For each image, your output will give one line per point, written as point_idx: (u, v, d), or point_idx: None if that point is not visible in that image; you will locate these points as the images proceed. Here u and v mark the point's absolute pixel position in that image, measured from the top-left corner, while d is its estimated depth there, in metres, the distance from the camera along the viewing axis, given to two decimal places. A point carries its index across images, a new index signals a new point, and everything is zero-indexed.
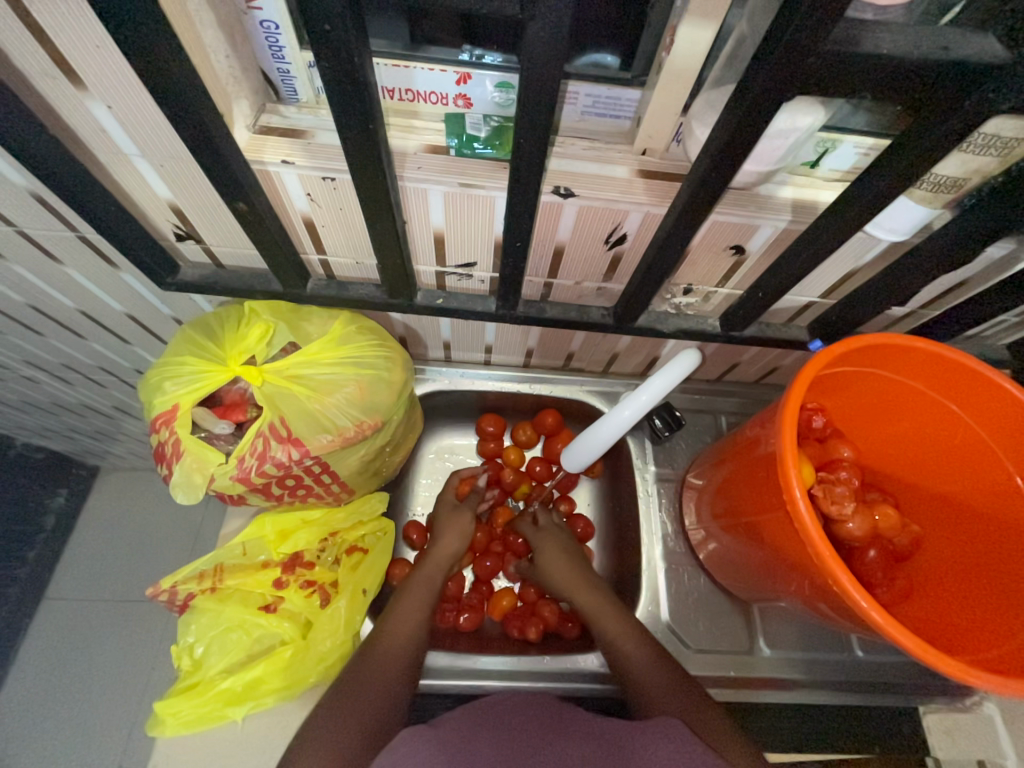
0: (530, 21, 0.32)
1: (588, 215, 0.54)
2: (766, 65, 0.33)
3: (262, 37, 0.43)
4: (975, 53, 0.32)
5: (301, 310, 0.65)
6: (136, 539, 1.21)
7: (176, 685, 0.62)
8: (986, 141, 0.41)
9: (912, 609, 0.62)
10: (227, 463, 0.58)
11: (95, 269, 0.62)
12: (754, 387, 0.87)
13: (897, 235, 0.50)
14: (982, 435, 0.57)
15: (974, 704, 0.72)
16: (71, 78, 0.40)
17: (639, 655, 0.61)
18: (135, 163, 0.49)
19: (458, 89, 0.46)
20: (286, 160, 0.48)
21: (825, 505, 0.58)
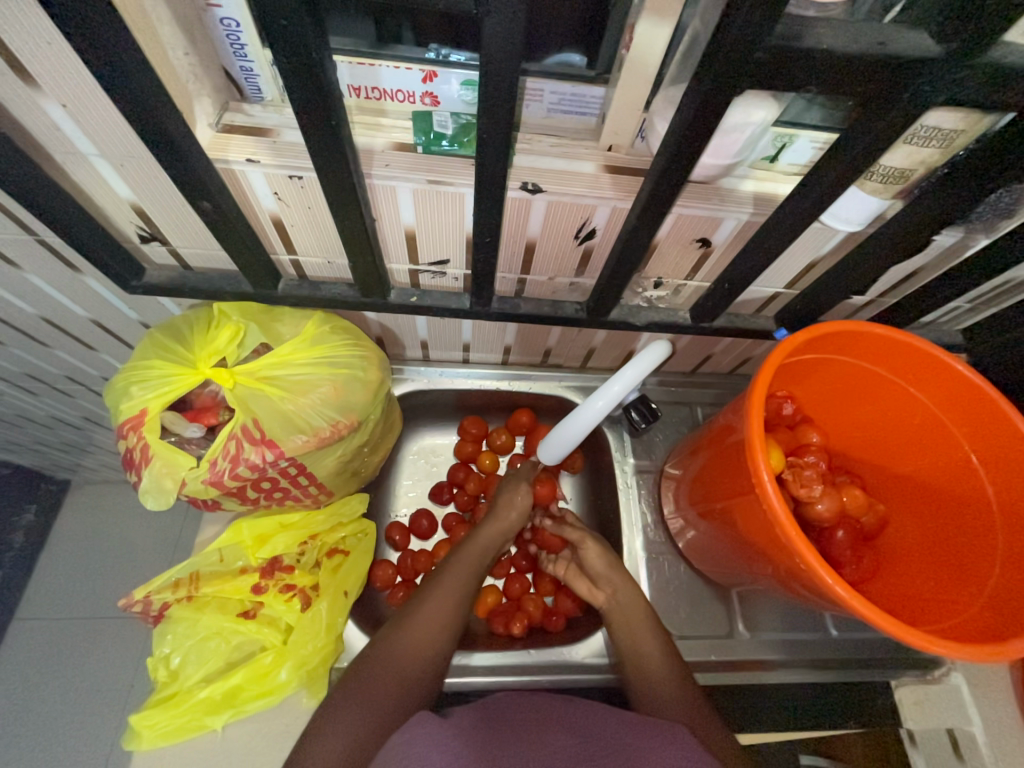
0: (487, 17, 0.33)
1: (557, 211, 0.55)
2: (717, 61, 0.34)
3: (222, 34, 0.42)
4: (908, 49, 0.34)
5: (273, 311, 0.65)
6: (110, 553, 1.17)
7: (153, 697, 0.61)
8: (928, 135, 0.43)
9: (880, 586, 0.65)
10: (200, 466, 0.57)
11: (56, 274, 0.60)
12: (728, 378, 0.89)
13: (853, 225, 0.52)
14: (939, 416, 0.59)
15: (941, 675, 0.74)
16: (22, 76, 0.39)
17: (651, 647, 0.62)
18: (94, 163, 0.48)
19: (424, 87, 0.46)
20: (250, 159, 0.48)
21: (795, 489, 0.60)
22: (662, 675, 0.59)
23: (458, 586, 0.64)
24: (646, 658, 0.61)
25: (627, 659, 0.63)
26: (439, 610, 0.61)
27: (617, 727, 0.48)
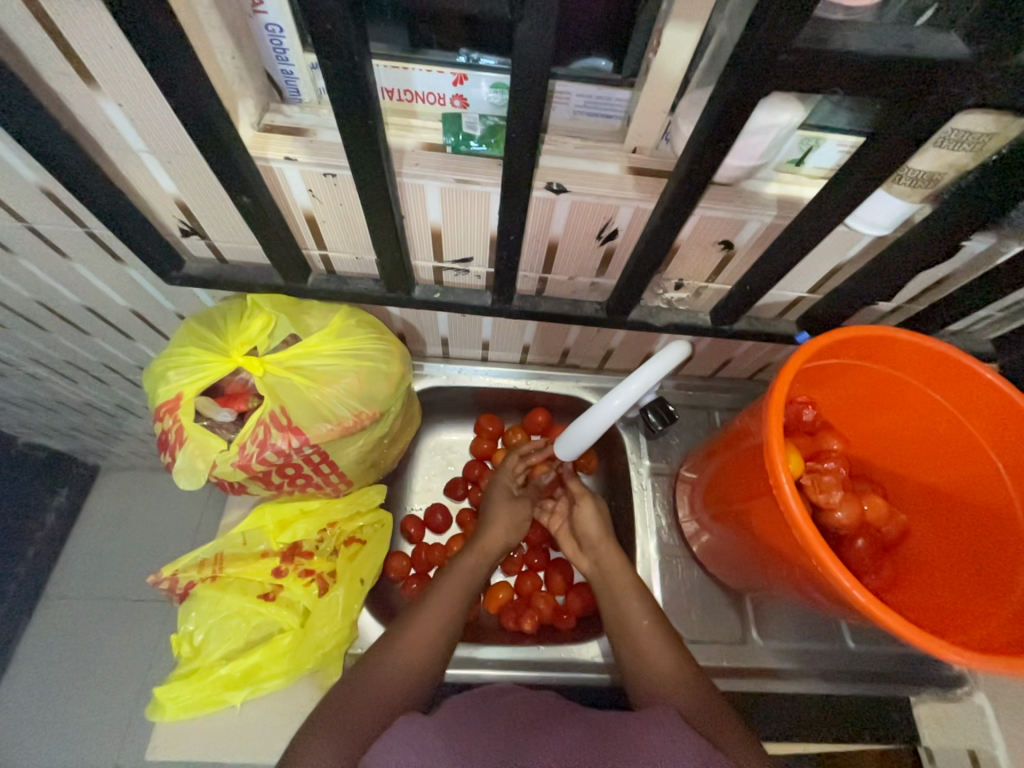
0: (519, 21, 0.34)
1: (580, 211, 0.56)
2: (744, 63, 0.35)
3: (267, 39, 0.45)
4: (937, 51, 0.34)
5: (301, 304, 0.67)
6: (137, 536, 1.22)
7: (176, 671, 0.63)
8: (959, 138, 0.43)
9: (900, 597, 0.63)
10: (229, 450, 0.59)
11: (101, 264, 0.64)
12: (747, 383, 0.88)
13: (879, 229, 0.52)
14: (965, 425, 0.58)
15: (964, 694, 0.72)
16: (84, 77, 0.42)
17: (652, 637, 0.61)
18: (144, 159, 0.51)
19: (455, 89, 0.48)
20: (288, 157, 0.50)
21: (813, 494, 0.60)
22: (665, 667, 0.59)
23: (453, 600, 0.63)
24: (647, 651, 0.61)
25: (626, 655, 0.62)
26: (431, 625, 0.60)
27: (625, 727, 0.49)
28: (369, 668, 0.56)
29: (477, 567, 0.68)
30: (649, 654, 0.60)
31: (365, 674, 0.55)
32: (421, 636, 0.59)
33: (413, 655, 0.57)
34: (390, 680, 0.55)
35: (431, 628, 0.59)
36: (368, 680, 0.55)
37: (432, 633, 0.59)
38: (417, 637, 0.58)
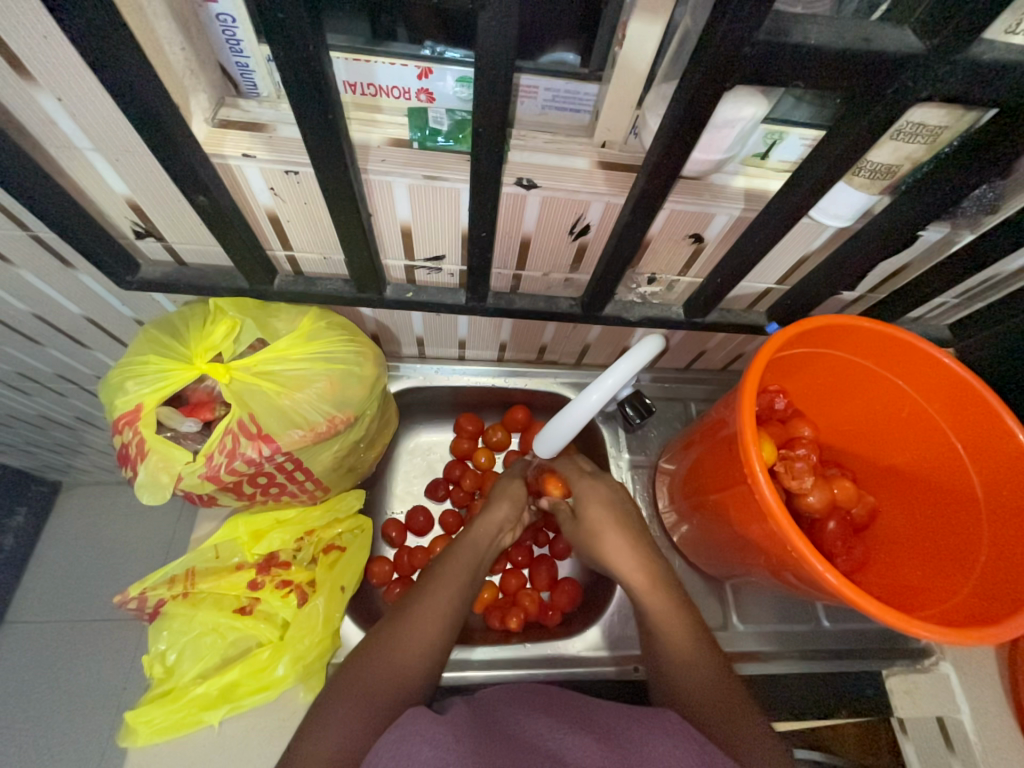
0: (481, 10, 0.33)
1: (552, 206, 0.55)
2: (708, 57, 0.35)
3: (218, 30, 0.42)
4: (891, 44, 0.35)
5: (268, 306, 0.65)
6: (104, 555, 1.16)
7: (148, 693, 0.61)
8: (913, 130, 0.44)
9: (870, 576, 0.66)
10: (195, 461, 0.57)
11: (49, 270, 0.60)
12: (721, 374, 0.90)
13: (841, 221, 0.53)
14: (926, 408, 0.61)
15: (930, 664, 0.75)
16: (17, 70, 0.39)
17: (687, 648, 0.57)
18: (89, 158, 0.48)
19: (420, 84, 0.46)
20: (247, 153, 0.48)
21: (786, 481, 0.61)
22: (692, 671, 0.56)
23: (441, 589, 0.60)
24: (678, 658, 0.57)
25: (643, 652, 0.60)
26: (436, 615, 0.57)
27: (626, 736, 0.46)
28: (369, 655, 0.54)
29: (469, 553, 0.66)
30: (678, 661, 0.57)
31: (365, 662, 0.53)
32: (425, 627, 0.56)
33: (418, 644, 0.55)
34: (392, 670, 0.53)
35: (434, 620, 0.57)
36: (364, 672, 0.52)
37: (434, 624, 0.57)
38: (422, 623, 0.56)
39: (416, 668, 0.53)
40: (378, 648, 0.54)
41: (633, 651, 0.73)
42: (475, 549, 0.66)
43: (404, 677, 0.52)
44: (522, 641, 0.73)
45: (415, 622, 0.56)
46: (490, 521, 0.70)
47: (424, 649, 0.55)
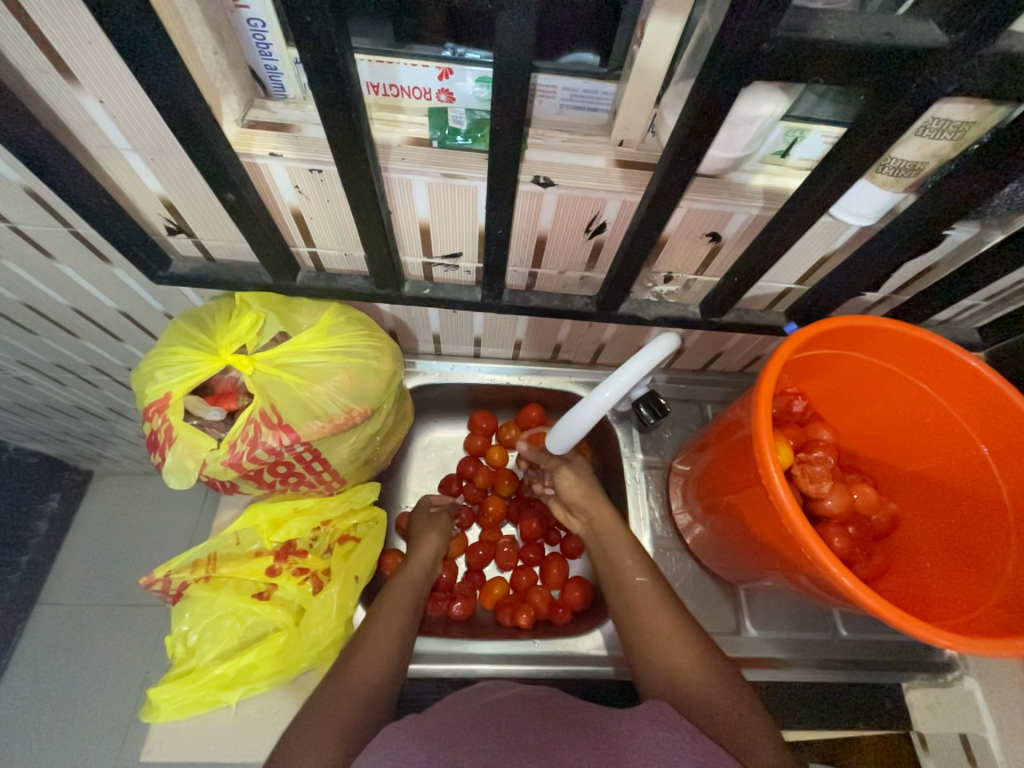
0: (499, 11, 0.34)
1: (568, 205, 0.56)
2: (724, 55, 0.35)
3: (249, 34, 0.44)
4: (915, 38, 0.35)
5: (291, 301, 0.67)
6: (131, 541, 1.21)
7: (170, 672, 0.63)
8: (940, 126, 0.43)
9: (891, 584, 0.64)
10: (219, 448, 0.59)
11: (87, 264, 0.63)
12: (738, 376, 0.89)
13: (864, 219, 0.52)
14: (953, 413, 0.59)
15: (953, 679, 0.73)
16: (64, 74, 0.42)
17: (681, 639, 0.57)
18: (127, 157, 0.50)
19: (440, 84, 0.48)
20: (273, 153, 0.50)
21: (803, 484, 0.60)
22: (687, 671, 0.55)
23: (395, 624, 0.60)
24: (676, 656, 0.56)
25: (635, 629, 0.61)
26: (380, 654, 0.57)
27: (622, 725, 0.47)
28: (330, 687, 0.53)
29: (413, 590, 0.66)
30: (668, 653, 0.56)
31: (321, 706, 0.51)
32: (370, 665, 0.55)
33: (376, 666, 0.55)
34: (345, 710, 0.51)
35: (379, 659, 0.56)
36: (317, 720, 0.49)
37: (378, 665, 0.56)
38: (368, 663, 0.55)
39: (370, 708, 0.52)
40: (326, 695, 0.52)
41: None
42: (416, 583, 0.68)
43: (359, 716, 0.51)
44: (530, 638, 0.74)
45: (362, 662, 0.55)
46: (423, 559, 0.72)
47: (373, 689, 0.53)
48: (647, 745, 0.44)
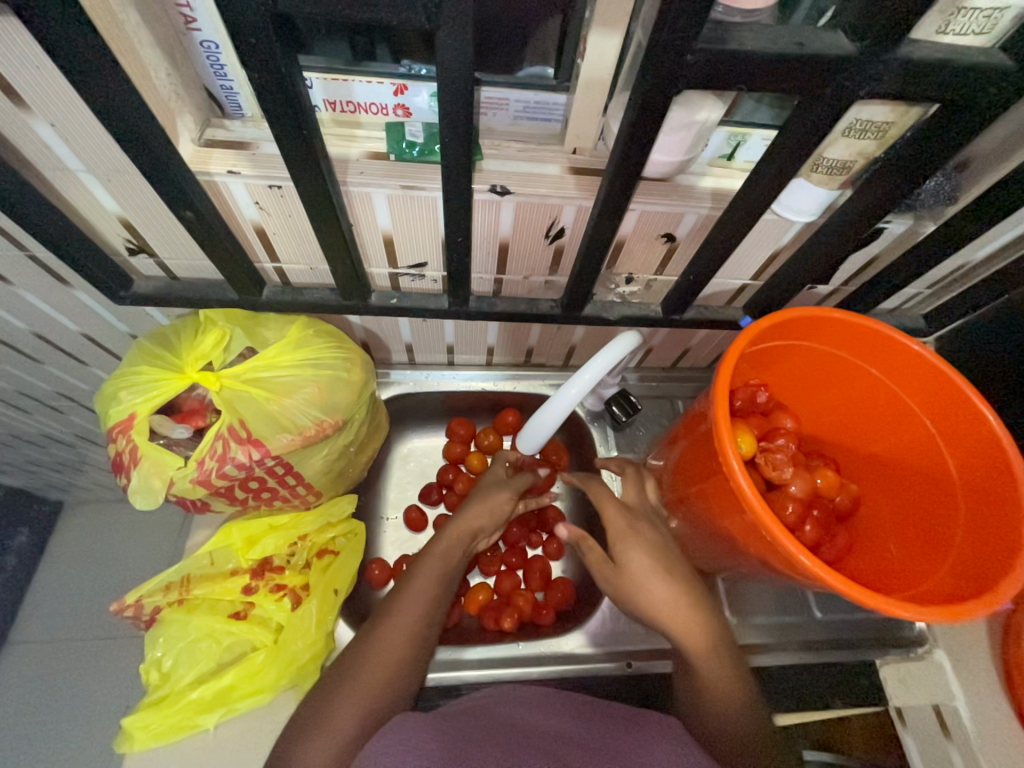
0: (439, 30, 0.36)
1: (527, 211, 0.58)
2: (654, 65, 0.37)
3: (202, 55, 0.45)
4: (825, 48, 0.37)
5: (258, 316, 0.67)
6: (105, 573, 1.17)
7: (145, 700, 0.61)
8: (863, 127, 0.46)
9: (857, 563, 0.66)
10: (187, 466, 0.58)
11: (46, 288, 0.62)
12: (706, 371, 0.92)
13: (805, 216, 0.56)
14: (901, 395, 0.62)
15: (923, 652, 0.75)
16: (13, 100, 0.42)
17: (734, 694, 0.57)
18: (82, 179, 0.50)
19: (396, 99, 0.49)
20: (231, 170, 0.50)
21: (767, 471, 0.63)
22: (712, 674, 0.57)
23: (430, 595, 0.60)
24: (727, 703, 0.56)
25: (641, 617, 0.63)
26: (405, 630, 0.58)
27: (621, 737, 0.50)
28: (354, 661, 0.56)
29: (450, 553, 0.65)
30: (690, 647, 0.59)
31: (350, 678, 0.54)
32: (390, 650, 0.56)
33: (398, 641, 0.57)
34: (370, 688, 0.53)
35: (403, 636, 0.58)
36: (346, 692, 0.53)
37: (399, 647, 0.57)
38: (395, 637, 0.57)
39: (392, 692, 0.54)
40: (346, 678, 0.54)
41: (624, 648, 0.73)
42: (449, 558, 0.64)
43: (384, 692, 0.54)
44: (515, 641, 0.74)
45: (384, 646, 0.56)
46: (465, 526, 0.67)
47: (390, 676, 0.55)
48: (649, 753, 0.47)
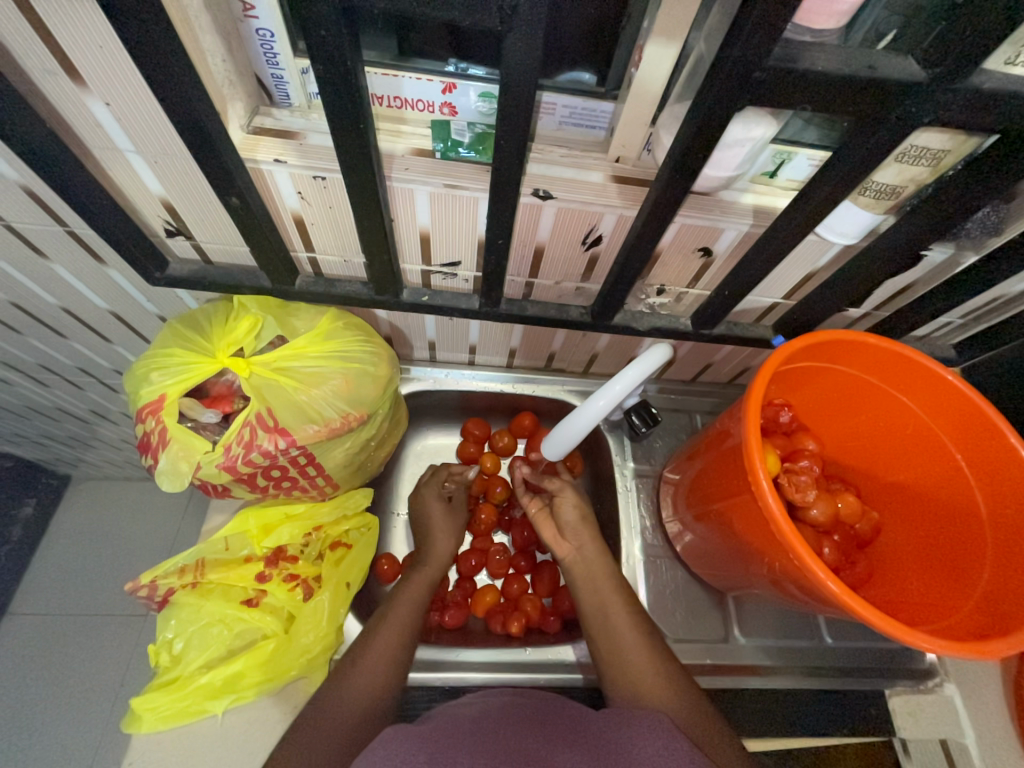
0: (508, 32, 0.35)
1: (566, 217, 0.57)
2: (719, 80, 0.37)
3: (257, 43, 0.45)
4: (894, 72, 0.37)
5: (288, 305, 0.67)
6: (109, 549, 1.18)
7: (154, 681, 0.61)
8: (917, 153, 0.46)
9: (875, 591, 0.66)
10: (214, 451, 0.59)
11: (81, 264, 0.63)
12: (726, 387, 0.91)
13: (847, 238, 0.55)
14: (931, 425, 0.61)
15: (934, 686, 0.74)
16: (72, 76, 0.42)
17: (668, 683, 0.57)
18: (130, 159, 0.50)
19: (444, 98, 0.49)
20: (278, 159, 0.50)
21: (791, 493, 0.62)
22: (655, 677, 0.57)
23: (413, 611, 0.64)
24: (658, 691, 0.56)
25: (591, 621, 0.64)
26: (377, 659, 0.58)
27: (617, 733, 0.48)
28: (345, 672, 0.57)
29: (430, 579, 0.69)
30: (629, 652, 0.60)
31: (339, 688, 0.55)
32: (380, 658, 0.58)
33: (388, 653, 0.58)
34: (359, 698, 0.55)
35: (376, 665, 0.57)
36: (336, 700, 0.54)
37: (371, 677, 0.56)
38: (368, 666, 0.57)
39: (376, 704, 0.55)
40: (334, 689, 0.55)
41: None
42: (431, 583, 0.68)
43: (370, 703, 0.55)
44: (522, 647, 0.73)
45: (372, 660, 0.57)
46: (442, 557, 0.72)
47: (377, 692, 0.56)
48: (646, 753, 0.45)
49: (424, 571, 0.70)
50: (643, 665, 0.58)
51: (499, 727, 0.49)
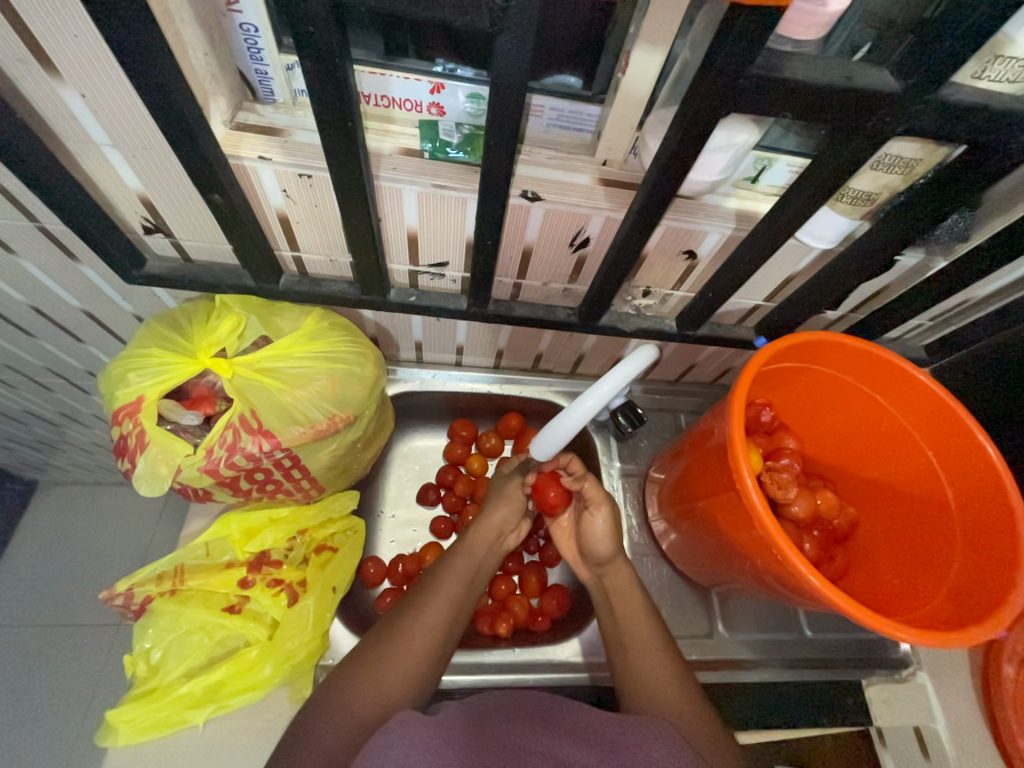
0: (500, 34, 0.36)
1: (554, 218, 0.58)
2: (705, 86, 0.38)
3: (241, 38, 0.44)
4: (871, 83, 0.38)
5: (272, 305, 0.66)
6: (79, 558, 1.13)
7: (131, 692, 0.60)
8: (891, 161, 0.48)
9: (853, 584, 0.68)
10: (195, 454, 0.57)
11: (52, 261, 0.60)
12: (709, 387, 0.93)
13: (825, 242, 0.57)
14: (904, 424, 0.64)
15: (907, 674, 0.77)
16: (46, 66, 0.41)
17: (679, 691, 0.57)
18: (106, 153, 0.49)
19: (432, 98, 0.49)
20: (262, 156, 0.49)
21: (772, 491, 0.64)
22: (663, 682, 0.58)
23: (456, 588, 0.62)
24: (666, 694, 0.57)
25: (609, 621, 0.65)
26: (410, 656, 0.55)
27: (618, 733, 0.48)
28: (375, 652, 0.55)
29: (478, 556, 0.67)
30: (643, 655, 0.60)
31: (369, 666, 0.54)
32: (419, 637, 0.56)
33: (423, 633, 0.57)
34: (390, 675, 0.53)
35: (411, 662, 0.55)
36: (364, 678, 0.53)
37: (404, 673, 0.54)
38: (399, 661, 0.54)
39: (408, 685, 0.53)
40: (365, 665, 0.54)
41: None
42: (473, 558, 0.66)
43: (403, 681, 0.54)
44: (510, 647, 0.73)
45: (406, 638, 0.56)
46: (488, 527, 0.69)
47: (410, 671, 0.54)
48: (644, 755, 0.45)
49: (469, 546, 0.67)
50: (656, 670, 0.59)
51: (498, 726, 0.49)
